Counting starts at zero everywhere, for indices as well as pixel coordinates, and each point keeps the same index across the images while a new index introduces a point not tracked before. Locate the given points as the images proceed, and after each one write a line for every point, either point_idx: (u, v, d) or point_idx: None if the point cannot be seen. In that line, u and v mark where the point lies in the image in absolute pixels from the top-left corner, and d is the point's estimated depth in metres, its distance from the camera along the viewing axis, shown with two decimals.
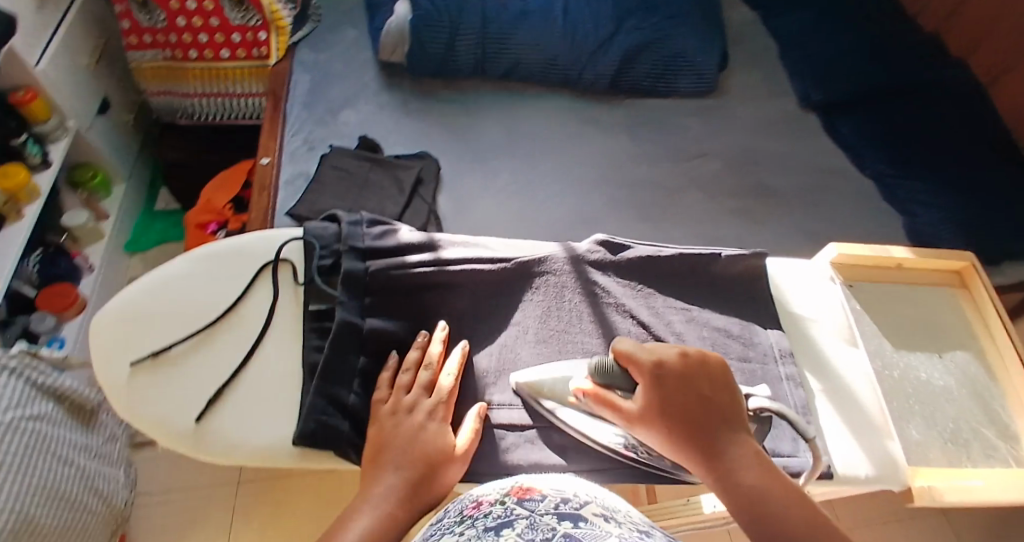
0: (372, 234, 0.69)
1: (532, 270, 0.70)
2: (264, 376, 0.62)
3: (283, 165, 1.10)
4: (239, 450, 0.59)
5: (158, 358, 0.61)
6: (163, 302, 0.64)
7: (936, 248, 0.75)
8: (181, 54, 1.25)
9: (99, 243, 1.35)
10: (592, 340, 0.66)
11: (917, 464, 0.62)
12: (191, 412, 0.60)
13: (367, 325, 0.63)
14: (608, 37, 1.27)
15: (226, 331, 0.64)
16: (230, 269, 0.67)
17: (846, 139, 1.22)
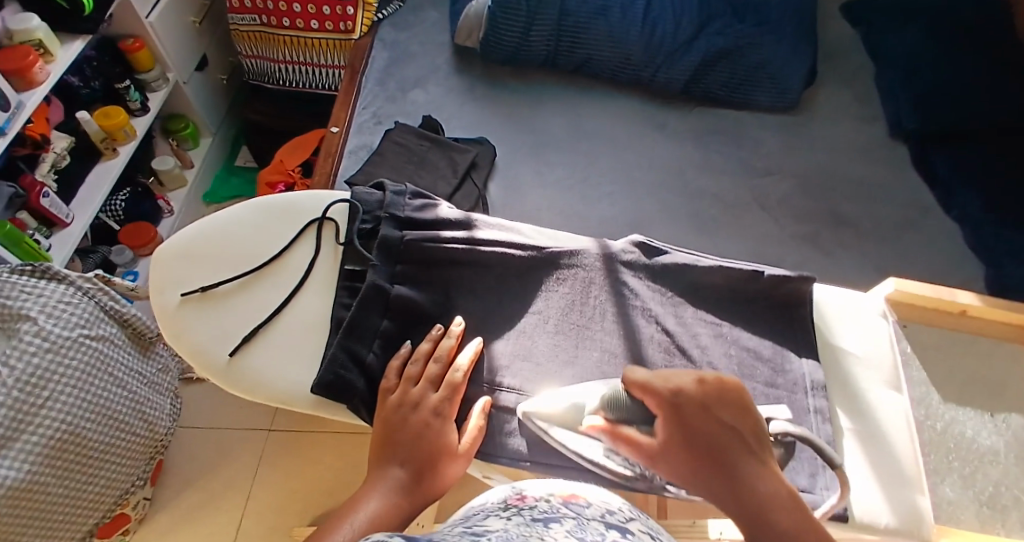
0: (413, 206, 0.71)
1: (562, 263, 0.70)
2: (296, 324, 0.64)
3: (350, 136, 1.14)
4: (265, 388, 0.61)
5: (206, 293, 0.65)
6: (217, 244, 0.68)
7: (1008, 298, 0.69)
8: (275, 22, 1.32)
9: (181, 190, 1.43)
10: (613, 340, 0.65)
11: (945, 523, 0.58)
12: (227, 346, 0.62)
13: (394, 290, 0.65)
14: (689, 43, 1.24)
15: (269, 278, 0.67)
16: (282, 220, 0.70)
17: (933, 175, 1.14)
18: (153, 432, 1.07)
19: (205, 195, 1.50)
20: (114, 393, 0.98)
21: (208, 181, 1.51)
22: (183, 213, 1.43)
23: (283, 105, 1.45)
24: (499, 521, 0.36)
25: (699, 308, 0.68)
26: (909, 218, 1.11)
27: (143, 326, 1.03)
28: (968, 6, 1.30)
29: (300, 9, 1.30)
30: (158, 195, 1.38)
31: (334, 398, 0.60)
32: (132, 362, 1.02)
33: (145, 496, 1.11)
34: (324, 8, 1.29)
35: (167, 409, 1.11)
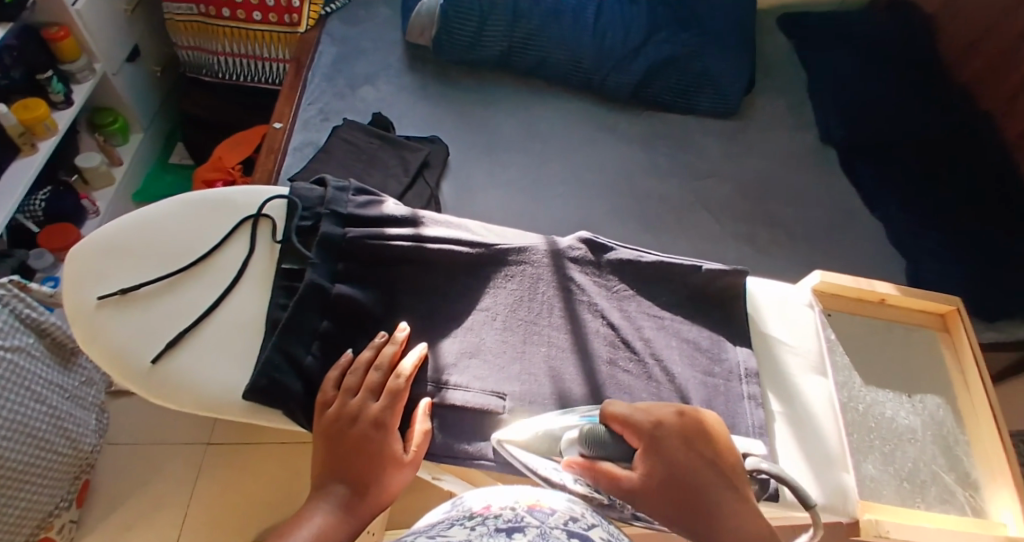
0: (356, 202, 0.70)
1: (511, 259, 0.71)
2: (227, 326, 0.62)
3: (294, 132, 1.12)
4: (191, 395, 0.59)
5: (125, 296, 0.62)
6: (140, 243, 0.65)
7: (922, 288, 0.74)
8: (214, 11, 1.27)
9: (109, 187, 1.36)
10: (559, 335, 0.66)
11: (869, 499, 0.62)
12: (149, 352, 0.60)
13: (334, 290, 0.63)
14: (637, 47, 1.27)
15: (198, 278, 0.64)
16: (211, 218, 0.68)
17: (858, 176, 1.21)
18: (77, 451, 1.02)
19: (134, 194, 1.44)
20: (34, 410, 0.93)
21: (138, 178, 1.45)
22: (109, 212, 1.35)
23: (224, 99, 1.41)
24: (465, 532, 0.36)
25: (644, 301, 0.70)
26: (838, 216, 1.18)
27: (56, 335, 0.98)
28: (893, 22, 1.38)
29: None
30: (81, 193, 1.31)
31: (265, 404, 0.58)
32: (54, 375, 0.98)
33: (71, 519, 1.06)
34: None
35: (91, 426, 1.06)
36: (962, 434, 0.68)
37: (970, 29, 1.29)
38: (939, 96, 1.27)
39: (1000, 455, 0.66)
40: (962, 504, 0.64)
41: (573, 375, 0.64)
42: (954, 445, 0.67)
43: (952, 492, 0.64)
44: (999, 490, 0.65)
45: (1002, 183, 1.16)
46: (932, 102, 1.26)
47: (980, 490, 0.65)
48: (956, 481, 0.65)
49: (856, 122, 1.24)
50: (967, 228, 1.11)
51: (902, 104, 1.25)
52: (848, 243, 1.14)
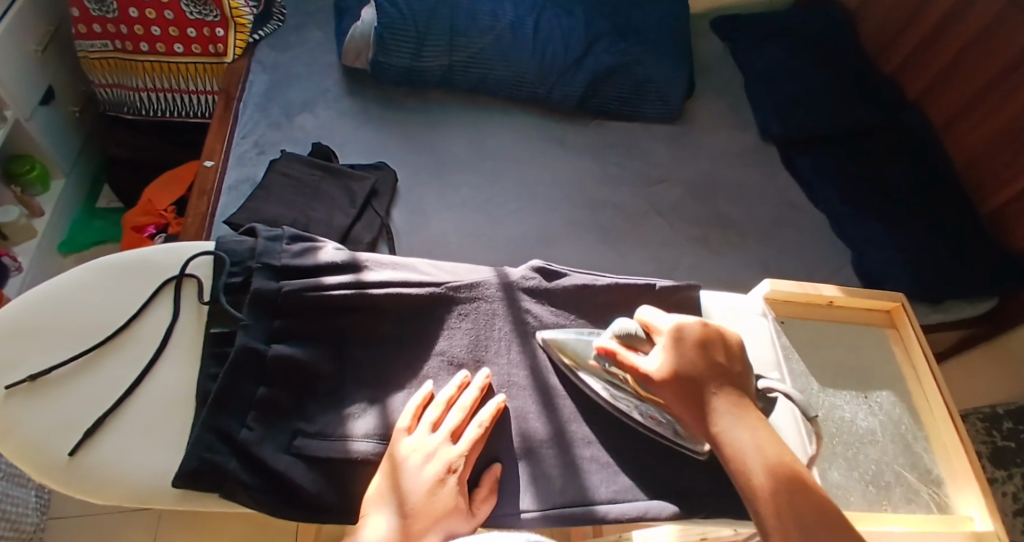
0: (292, 251, 0.66)
1: (462, 297, 0.68)
2: (154, 403, 0.58)
3: (228, 170, 1.07)
4: (116, 486, 0.55)
5: (37, 383, 0.57)
6: (49, 320, 0.60)
7: (868, 288, 0.75)
8: (132, 47, 1.20)
9: (31, 241, 1.29)
10: (519, 373, 0.65)
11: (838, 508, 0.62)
12: (67, 444, 0.55)
13: (270, 352, 0.60)
14: (577, 59, 1.27)
15: (117, 352, 0.60)
16: (129, 284, 0.64)
17: (803, 172, 1.24)
18: (19, 532, 0.97)
19: (61, 244, 1.37)
20: None
21: (63, 227, 1.38)
22: (33, 267, 1.28)
23: (153, 136, 1.33)
24: None
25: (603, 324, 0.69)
26: (787, 213, 1.20)
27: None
28: (820, 20, 1.43)
29: (160, 31, 1.19)
30: (0, 250, 1.22)
31: (202, 488, 0.55)
32: None
33: None
34: (189, 31, 1.19)
35: (32, 502, 1.00)
36: (919, 429, 0.69)
37: (893, 19, 1.33)
38: (871, 88, 1.32)
39: (959, 450, 0.67)
40: (927, 502, 0.65)
41: (536, 413, 0.62)
42: (913, 441, 0.68)
43: (916, 490, 0.65)
44: (963, 486, 0.66)
45: (938, 169, 1.20)
46: (865, 94, 1.30)
47: (943, 483, 0.66)
48: (919, 478, 0.66)
49: (795, 119, 1.27)
50: (910, 214, 1.15)
51: (836, 98, 1.29)
52: (800, 240, 1.16)
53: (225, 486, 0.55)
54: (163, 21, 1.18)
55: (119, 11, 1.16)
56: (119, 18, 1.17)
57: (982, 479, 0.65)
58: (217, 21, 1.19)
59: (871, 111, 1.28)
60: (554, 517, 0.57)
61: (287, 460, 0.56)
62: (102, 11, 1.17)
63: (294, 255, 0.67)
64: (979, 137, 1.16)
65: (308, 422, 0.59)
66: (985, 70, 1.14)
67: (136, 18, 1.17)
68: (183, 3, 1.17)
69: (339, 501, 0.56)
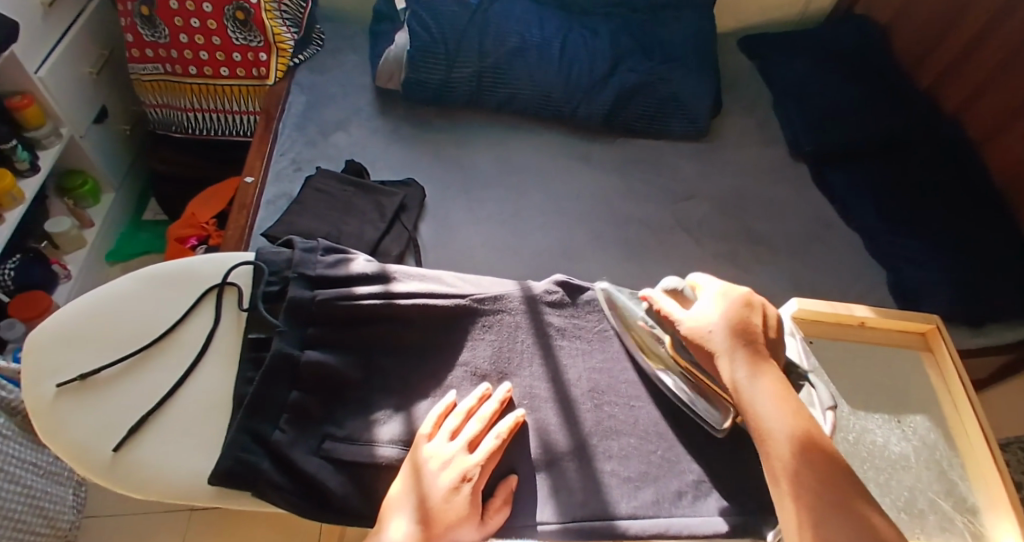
0: (324, 262, 0.68)
1: (486, 309, 0.69)
2: (193, 406, 0.61)
3: (267, 185, 1.11)
4: (157, 483, 0.57)
5: (86, 382, 0.60)
6: (99, 323, 0.63)
7: (898, 308, 0.74)
8: (181, 70, 1.26)
9: (81, 252, 1.35)
10: (541, 384, 0.65)
11: None
12: (112, 441, 0.58)
13: (304, 356, 0.62)
14: (604, 77, 1.29)
15: (162, 355, 0.63)
16: (173, 290, 0.67)
17: (834, 191, 1.23)
18: (56, 528, 1.02)
19: (107, 254, 1.42)
20: (9, 493, 0.91)
21: (111, 238, 1.44)
22: (81, 276, 1.34)
23: (196, 153, 1.39)
24: None
25: None
26: (819, 232, 1.18)
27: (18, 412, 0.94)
28: (851, 38, 1.42)
29: (207, 55, 1.24)
30: (52, 259, 1.28)
31: (234, 486, 0.56)
32: (26, 454, 0.94)
33: None
34: (234, 55, 1.24)
35: (70, 500, 1.04)
36: (955, 455, 0.67)
37: (926, 36, 1.32)
38: (904, 106, 1.30)
39: (998, 478, 0.65)
40: (962, 531, 0.62)
41: (557, 425, 0.63)
42: (949, 469, 0.66)
43: (951, 519, 0.63)
44: (1002, 517, 0.63)
45: (975, 188, 1.18)
46: (898, 112, 1.28)
47: (981, 513, 0.64)
48: (954, 506, 0.64)
49: (826, 138, 1.25)
50: (947, 235, 1.12)
51: (868, 117, 1.27)
52: (832, 259, 1.14)
53: (256, 485, 0.56)
54: (211, 46, 1.23)
55: (170, 36, 1.22)
56: (170, 44, 1.23)
57: (1022, 510, 0.63)
58: (261, 46, 1.24)
59: (904, 130, 1.26)
60: (574, 530, 0.57)
61: (316, 463, 0.58)
62: (154, 37, 1.23)
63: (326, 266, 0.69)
64: (1017, 154, 1.13)
65: (337, 426, 0.61)
66: (1020, 88, 1.12)
67: (186, 43, 1.23)
68: (230, 29, 1.22)
69: (364, 507, 0.58)
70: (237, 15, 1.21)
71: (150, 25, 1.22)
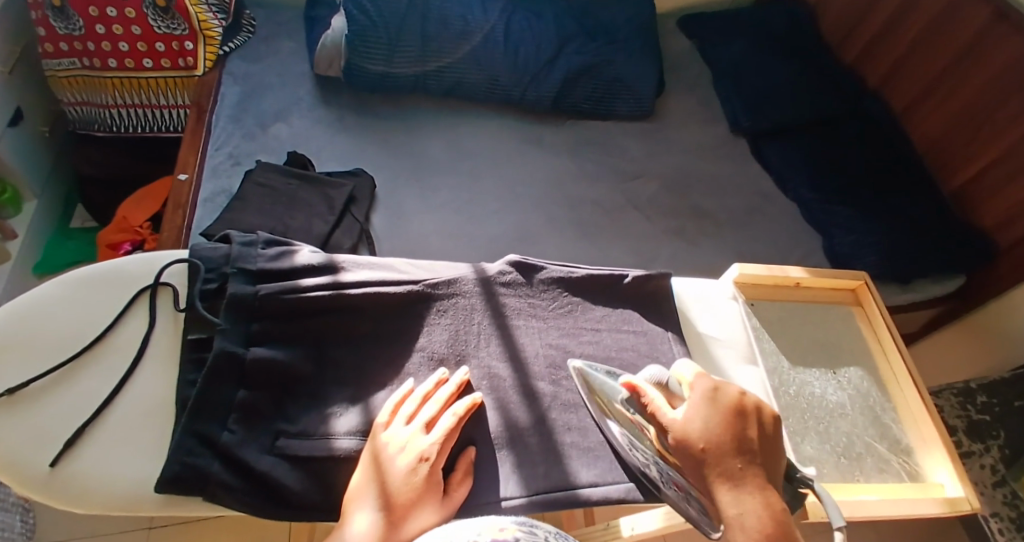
0: (266, 256, 0.66)
1: (441, 293, 0.69)
2: (133, 412, 0.58)
3: (203, 182, 1.07)
4: (96, 496, 0.55)
5: (14, 396, 0.57)
6: (24, 333, 0.60)
7: (831, 267, 0.77)
8: (100, 63, 1.19)
9: (5, 264, 1.28)
10: (499, 364, 0.65)
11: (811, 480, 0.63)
12: (47, 456, 0.55)
13: (250, 355, 0.60)
14: (550, 60, 1.31)
15: (92, 364, 0.60)
16: (103, 294, 0.64)
17: (773, 164, 1.29)
18: None
19: (34, 266, 1.35)
20: None
21: (37, 248, 1.36)
22: (8, 290, 1.27)
23: (124, 152, 1.31)
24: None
25: (582, 312, 0.70)
26: (761, 205, 1.25)
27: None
28: (782, 16, 1.49)
29: (127, 47, 1.18)
30: None
31: (182, 492, 0.55)
32: None
33: None
34: (158, 46, 1.19)
35: (18, 527, 0.99)
36: (887, 402, 0.71)
37: (851, 11, 1.39)
38: (832, 79, 1.37)
39: (928, 419, 0.69)
40: (899, 471, 0.67)
41: (517, 403, 0.63)
42: (882, 413, 0.70)
43: (887, 460, 0.67)
44: (932, 453, 0.68)
45: (899, 154, 1.25)
46: (825, 84, 1.36)
47: (913, 453, 0.68)
48: (890, 449, 0.68)
49: (762, 113, 1.32)
50: (874, 199, 1.19)
51: (799, 91, 1.34)
52: (773, 229, 1.21)
53: (207, 489, 0.55)
54: (131, 36, 1.17)
55: (87, 28, 1.16)
56: (87, 36, 1.16)
57: (951, 445, 0.67)
58: (186, 35, 1.19)
59: (832, 101, 1.33)
60: (540, 502, 0.58)
61: (269, 461, 0.57)
62: (70, 29, 1.16)
63: (270, 260, 0.67)
64: (936, 119, 1.21)
65: (290, 422, 0.60)
66: (944, 51, 1.18)
67: (104, 34, 1.16)
68: (151, 17, 1.17)
69: (321, 500, 0.57)
70: (158, 2, 1.16)
71: (63, 16, 1.15)
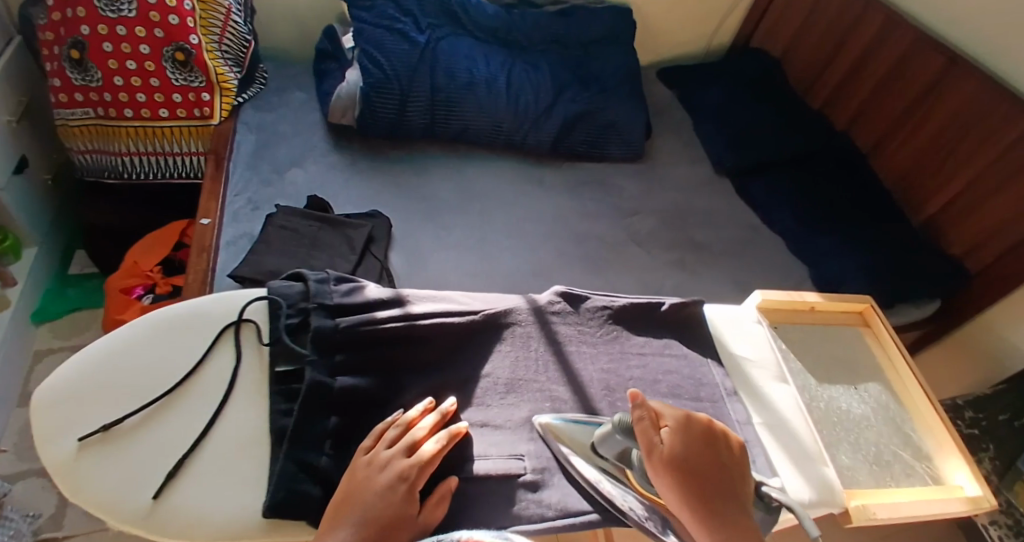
0: (339, 291, 0.71)
1: (499, 322, 0.75)
2: (227, 444, 0.63)
3: (225, 226, 1.09)
4: (198, 527, 0.58)
5: (109, 433, 0.61)
6: (115, 374, 0.65)
7: (840, 294, 0.85)
8: (116, 113, 1.21)
9: (5, 312, 1.25)
10: (559, 387, 0.71)
11: (850, 486, 0.69)
12: (149, 489, 0.59)
13: (337, 383, 0.65)
14: (548, 107, 1.40)
15: (182, 401, 0.64)
16: (187, 333, 0.69)
17: (758, 201, 1.39)
18: None
19: (32, 314, 1.32)
20: None
21: (35, 298, 1.33)
22: (9, 340, 1.24)
23: (132, 200, 1.33)
24: None
25: (626, 339, 0.76)
26: (751, 238, 1.34)
27: None
28: (756, 67, 1.62)
29: (144, 98, 1.20)
30: None
31: (290, 516, 0.59)
32: None
33: None
34: (174, 96, 1.22)
35: None
36: (905, 413, 0.78)
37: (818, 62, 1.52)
38: (805, 122, 1.50)
39: (942, 427, 0.76)
40: (923, 475, 0.73)
41: (579, 422, 0.68)
42: (902, 423, 0.77)
43: (912, 466, 0.73)
44: (950, 458, 0.75)
45: (871, 189, 1.37)
46: (798, 126, 1.48)
47: (933, 459, 0.75)
48: (913, 456, 0.74)
49: (744, 155, 1.43)
50: (854, 230, 1.29)
51: (776, 134, 1.46)
52: (764, 260, 1.30)
53: (311, 512, 0.59)
54: (148, 88, 1.20)
55: (104, 79, 1.18)
56: (103, 86, 1.18)
57: (965, 450, 0.74)
58: (203, 86, 1.23)
59: (807, 142, 1.45)
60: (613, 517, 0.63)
61: None
62: (85, 80, 1.18)
63: (341, 295, 0.72)
64: (904, 157, 1.33)
65: None
66: (903, 96, 1.31)
67: (121, 86, 1.19)
68: (170, 70, 1.20)
69: None
70: (177, 56, 1.20)
71: (80, 68, 1.17)
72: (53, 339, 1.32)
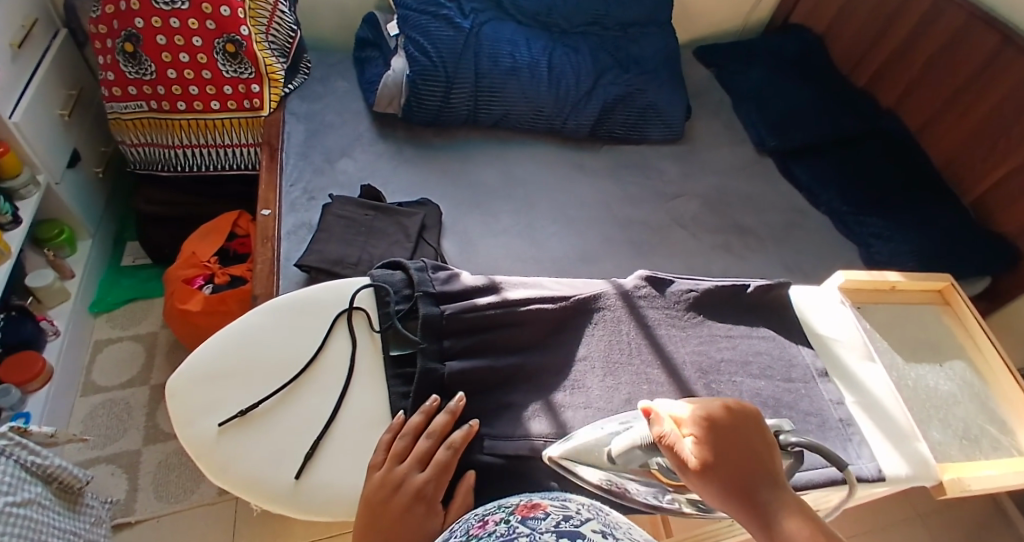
0: (439, 279, 0.79)
1: (590, 306, 0.80)
2: (351, 424, 0.71)
3: (285, 216, 1.11)
4: (333, 499, 0.67)
5: (246, 417, 0.70)
6: (243, 362, 0.73)
7: (922, 274, 0.92)
8: (169, 106, 1.22)
9: (66, 304, 1.27)
10: (655, 369, 0.74)
11: (943, 461, 0.75)
12: (288, 467, 0.68)
13: (447, 369, 0.71)
14: (589, 90, 1.39)
15: (307, 386, 0.72)
16: (302, 321, 0.77)
17: (803, 180, 1.39)
18: None
19: (90, 305, 1.34)
20: None
21: (91, 289, 1.35)
22: (71, 331, 1.27)
23: (184, 190, 1.34)
24: None
25: (709, 323, 0.80)
26: (796, 218, 1.34)
27: (76, 475, 0.95)
28: (793, 44, 1.61)
29: (197, 90, 1.21)
30: (38, 316, 1.22)
31: None
32: (65, 522, 0.93)
33: None
34: (225, 89, 1.22)
35: None
36: (989, 389, 0.84)
37: (859, 38, 1.51)
38: (847, 100, 1.49)
39: (1023, 400, 0.83)
40: (1010, 448, 0.79)
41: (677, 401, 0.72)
42: (986, 397, 0.84)
43: (999, 440, 0.80)
44: None
45: (916, 166, 1.36)
46: (838, 104, 1.47)
47: (1017, 433, 0.81)
48: (999, 430, 0.81)
49: (787, 134, 1.42)
50: (902, 208, 1.29)
51: (818, 112, 1.45)
52: (811, 240, 1.30)
53: None
54: (200, 80, 1.21)
55: (157, 72, 1.19)
56: (156, 79, 1.19)
57: None
58: (252, 78, 1.23)
59: (848, 120, 1.44)
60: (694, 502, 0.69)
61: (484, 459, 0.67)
62: (138, 74, 1.19)
63: (440, 283, 0.79)
64: (951, 134, 1.32)
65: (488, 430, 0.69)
66: (954, 72, 1.30)
67: (174, 79, 1.20)
68: (220, 63, 1.20)
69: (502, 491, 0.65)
70: (228, 48, 1.20)
71: (134, 62, 1.18)
72: (110, 329, 1.34)
